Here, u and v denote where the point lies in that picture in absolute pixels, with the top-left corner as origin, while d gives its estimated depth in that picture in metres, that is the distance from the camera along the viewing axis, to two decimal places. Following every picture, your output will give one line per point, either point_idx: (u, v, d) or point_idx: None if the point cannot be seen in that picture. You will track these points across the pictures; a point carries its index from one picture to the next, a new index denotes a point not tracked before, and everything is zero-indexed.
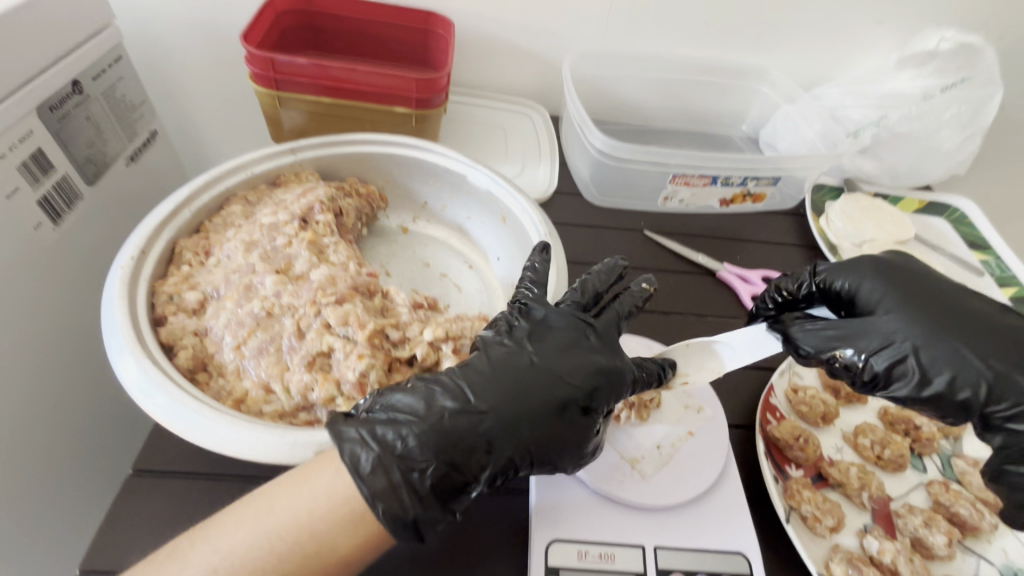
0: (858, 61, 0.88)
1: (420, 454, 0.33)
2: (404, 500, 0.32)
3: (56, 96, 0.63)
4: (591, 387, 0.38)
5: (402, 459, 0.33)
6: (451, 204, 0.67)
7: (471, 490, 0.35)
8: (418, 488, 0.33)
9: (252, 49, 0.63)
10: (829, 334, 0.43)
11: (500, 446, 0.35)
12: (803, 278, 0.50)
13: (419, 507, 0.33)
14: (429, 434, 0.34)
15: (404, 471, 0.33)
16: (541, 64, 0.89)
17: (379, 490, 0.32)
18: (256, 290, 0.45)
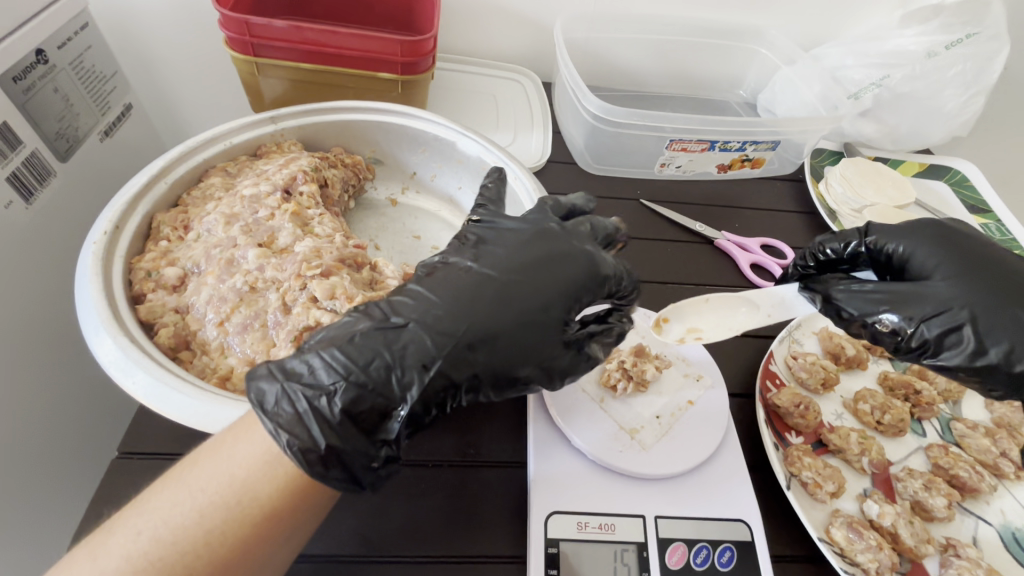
0: (860, 20, 0.85)
1: (327, 379, 0.31)
2: (312, 431, 0.30)
3: (20, 65, 0.59)
4: (536, 291, 0.36)
5: (309, 386, 0.31)
6: (440, 174, 0.64)
7: (396, 414, 0.32)
8: (327, 415, 0.31)
9: (225, 11, 0.59)
10: (877, 298, 0.41)
11: (421, 363, 0.33)
12: (851, 237, 0.47)
13: (338, 436, 0.31)
14: (339, 360, 0.32)
15: (310, 400, 0.31)
16: (531, 27, 0.85)
17: (287, 421, 0.30)
18: (238, 264, 0.43)
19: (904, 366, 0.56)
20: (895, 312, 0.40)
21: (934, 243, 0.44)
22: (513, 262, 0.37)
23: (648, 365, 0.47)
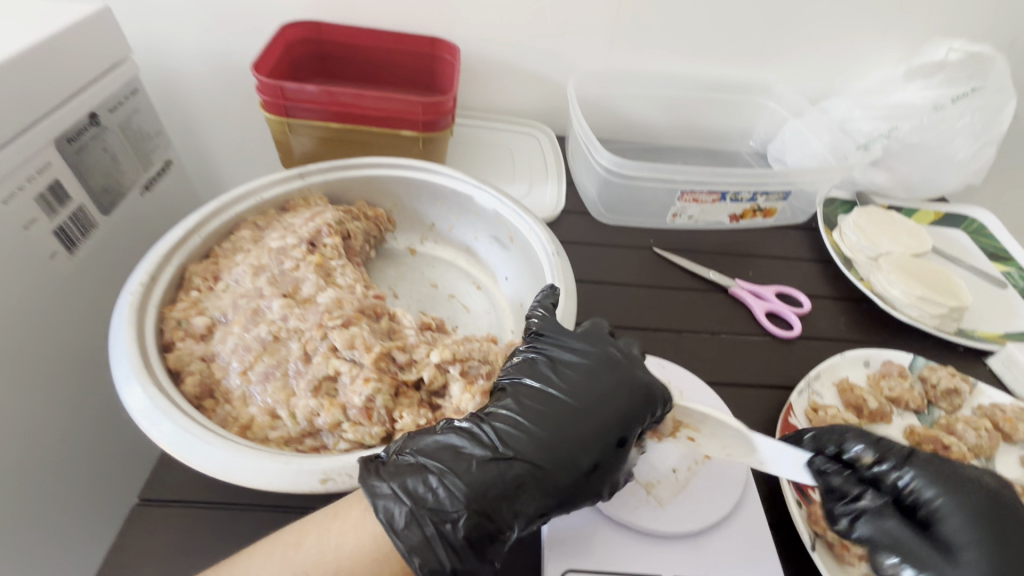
0: (864, 75, 0.88)
1: (451, 509, 0.32)
2: (439, 553, 0.31)
3: (75, 129, 0.65)
4: (612, 414, 0.37)
5: (437, 515, 0.32)
6: (458, 225, 0.67)
7: (506, 538, 0.34)
8: (452, 539, 0.32)
9: (262, 78, 0.64)
10: (889, 542, 0.37)
11: (530, 495, 0.34)
12: (887, 455, 0.41)
13: (465, 562, 0.32)
14: (461, 486, 0.33)
15: (439, 530, 0.32)
16: (546, 86, 0.90)
17: (416, 549, 0.31)
18: (263, 314, 0.45)
19: (930, 420, 0.55)
20: (911, 565, 0.36)
21: (955, 492, 0.38)
22: (595, 386, 0.38)
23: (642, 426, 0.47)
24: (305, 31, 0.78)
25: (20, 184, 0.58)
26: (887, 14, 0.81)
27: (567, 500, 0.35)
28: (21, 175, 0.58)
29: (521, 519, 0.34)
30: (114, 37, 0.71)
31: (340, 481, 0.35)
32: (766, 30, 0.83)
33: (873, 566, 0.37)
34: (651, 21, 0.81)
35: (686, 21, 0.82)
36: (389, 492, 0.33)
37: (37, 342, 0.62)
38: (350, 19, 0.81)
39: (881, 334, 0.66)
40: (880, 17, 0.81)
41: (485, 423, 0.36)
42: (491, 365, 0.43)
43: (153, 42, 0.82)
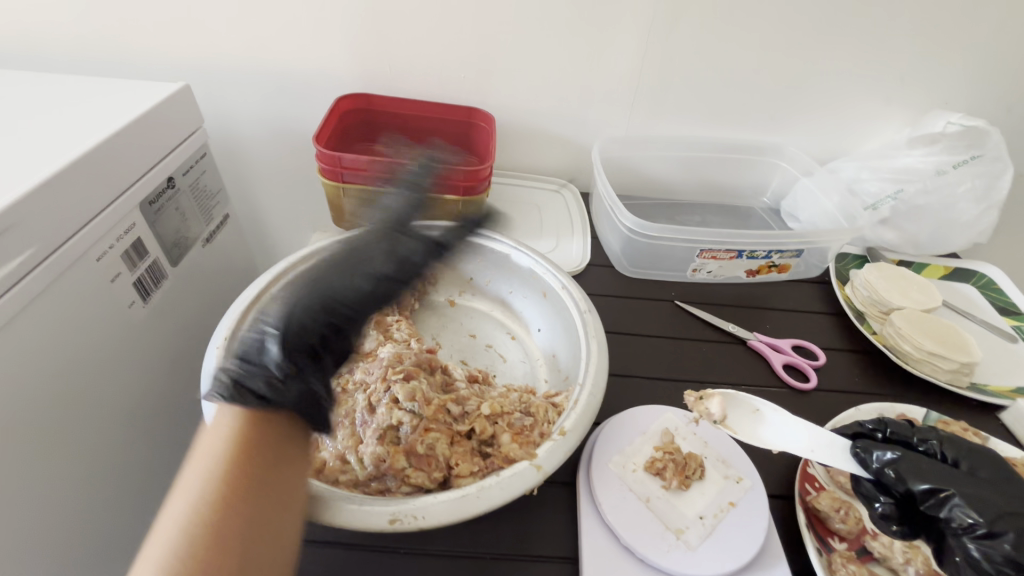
0: (869, 139, 0.95)
1: (278, 370, 0.43)
2: (238, 369, 0.42)
3: (155, 192, 0.73)
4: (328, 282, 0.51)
5: (266, 373, 0.42)
6: (494, 280, 0.73)
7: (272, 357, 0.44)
8: (243, 363, 0.43)
9: (323, 149, 0.73)
10: (930, 472, 0.42)
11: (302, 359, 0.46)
12: (920, 433, 0.48)
13: (276, 390, 0.42)
14: (244, 346, 0.46)
15: (269, 382, 0.42)
16: (572, 148, 0.97)
17: (226, 385, 0.41)
18: (331, 367, 0.51)
19: None
20: (953, 492, 0.40)
21: (964, 482, 0.41)
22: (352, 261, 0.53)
23: (670, 478, 0.50)
24: (356, 102, 0.87)
25: (111, 244, 0.66)
26: (888, 86, 0.88)
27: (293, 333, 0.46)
28: (112, 236, 0.66)
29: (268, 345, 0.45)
30: (192, 111, 0.81)
31: (405, 521, 0.39)
32: (775, 99, 0.90)
33: (916, 497, 0.42)
34: (669, 92, 0.89)
35: (701, 92, 0.89)
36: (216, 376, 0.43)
37: (112, 384, 0.68)
38: (396, 91, 0.90)
39: (895, 386, 0.69)
40: (882, 88, 0.88)
41: (270, 322, 0.48)
42: (532, 416, 0.49)
43: (222, 111, 0.92)
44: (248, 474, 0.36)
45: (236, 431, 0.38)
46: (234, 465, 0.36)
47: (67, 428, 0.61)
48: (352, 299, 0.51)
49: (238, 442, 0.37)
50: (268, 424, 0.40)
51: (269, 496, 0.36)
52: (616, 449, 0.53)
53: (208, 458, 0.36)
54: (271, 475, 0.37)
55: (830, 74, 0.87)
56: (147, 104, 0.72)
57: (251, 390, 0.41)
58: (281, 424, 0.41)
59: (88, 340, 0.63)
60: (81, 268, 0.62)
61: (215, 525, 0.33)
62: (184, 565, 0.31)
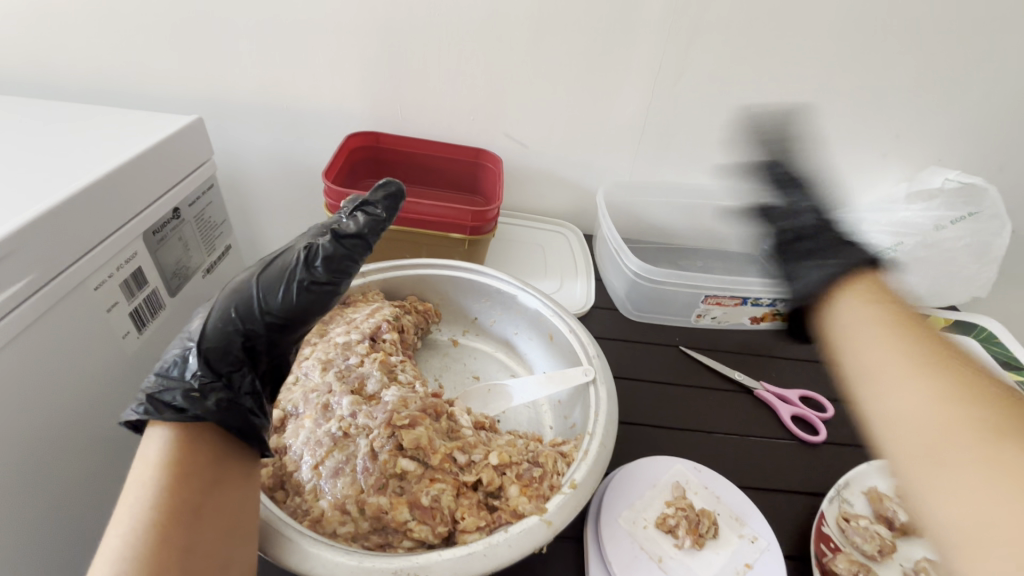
0: (867, 191, 0.97)
1: (196, 384, 0.40)
2: (160, 393, 0.40)
3: (159, 222, 0.73)
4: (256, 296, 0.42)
5: (184, 387, 0.40)
6: (499, 320, 0.72)
7: (191, 374, 0.41)
8: (165, 385, 0.40)
9: (332, 185, 0.73)
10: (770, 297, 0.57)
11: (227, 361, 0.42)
12: None
13: (194, 401, 0.40)
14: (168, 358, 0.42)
15: (186, 393, 0.40)
16: (577, 191, 0.99)
17: (144, 397, 0.39)
18: (333, 410, 0.49)
19: None
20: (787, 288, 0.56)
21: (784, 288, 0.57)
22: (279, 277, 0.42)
23: (684, 538, 0.48)
24: (366, 140, 0.89)
25: (110, 274, 0.64)
26: (884, 141, 0.91)
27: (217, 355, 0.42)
28: (112, 265, 0.64)
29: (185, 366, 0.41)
30: (203, 142, 0.81)
31: None
32: None
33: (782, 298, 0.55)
34: (673, 139, 0.91)
35: (705, 141, 0.92)
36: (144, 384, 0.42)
37: (99, 418, 0.66)
38: (406, 131, 0.91)
39: None
40: (878, 143, 0.91)
41: (196, 323, 0.44)
42: (541, 467, 0.46)
43: (233, 143, 0.92)
44: (186, 497, 0.36)
45: (172, 457, 0.38)
46: (177, 486, 0.36)
47: (47, 465, 0.59)
48: (290, 283, 0.42)
49: (175, 467, 0.37)
50: (198, 437, 0.40)
51: (206, 518, 0.36)
52: (626, 503, 0.51)
53: (146, 487, 0.36)
54: (207, 494, 0.38)
55: (828, 127, 0.90)
56: (159, 135, 0.73)
57: (169, 403, 0.39)
58: (210, 437, 0.40)
59: (76, 373, 0.61)
60: (78, 297, 0.60)
61: (153, 555, 0.33)
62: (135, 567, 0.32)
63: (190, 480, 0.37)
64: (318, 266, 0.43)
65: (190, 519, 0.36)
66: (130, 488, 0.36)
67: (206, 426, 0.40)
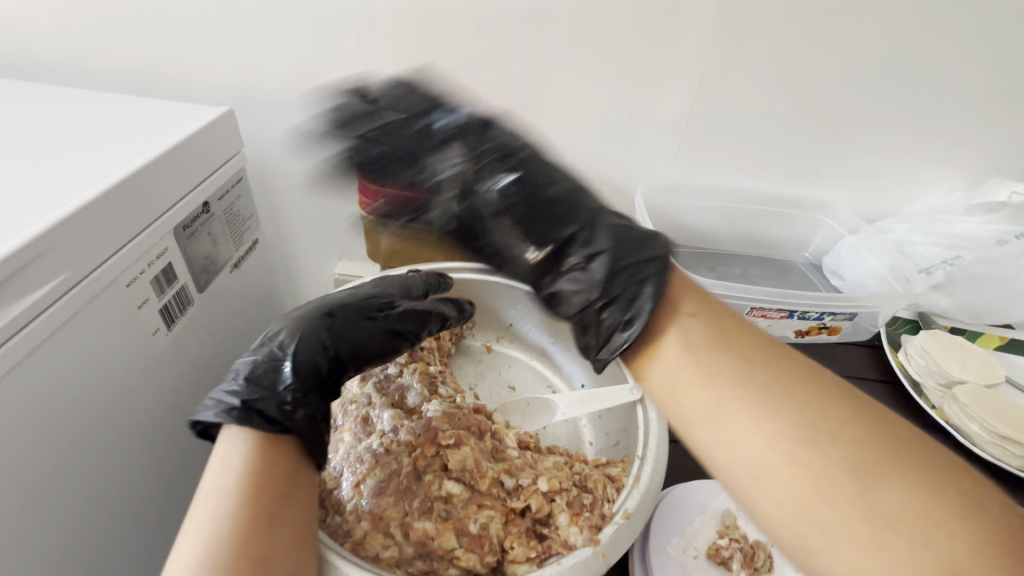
0: (917, 200, 0.93)
1: (288, 392, 0.40)
2: (254, 399, 0.39)
3: (190, 216, 0.71)
4: (352, 317, 0.46)
5: (278, 397, 0.39)
6: (535, 328, 0.69)
7: (285, 380, 0.40)
8: (255, 392, 0.39)
9: (367, 183, 0.71)
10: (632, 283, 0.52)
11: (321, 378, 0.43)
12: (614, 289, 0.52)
13: (285, 416, 0.39)
14: (248, 368, 0.40)
15: (279, 405, 0.39)
16: (612, 192, 0.95)
17: (238, 402, 0.38)
18: (373, 424, 0.47)
19: None
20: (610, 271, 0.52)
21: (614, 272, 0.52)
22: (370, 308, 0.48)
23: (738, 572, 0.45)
24: None
25: (142, 269, 0.63)
26: (941, 148, 0.86)
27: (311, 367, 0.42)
28: (144, 261, 0.63)
29: (277, 376, 0.40)
30: (233, 134, 0.79)
31: None
32: (823, 154, 0.88)
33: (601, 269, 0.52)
34: (716, 141, 0.88)
35: (749, 144, 0.88)
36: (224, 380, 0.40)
37: (132, 415, 0.65)
38: None
39: None
40: (934, 150, 0.86)
41: (275, 331, 0.43)
42: (591, 493, 0.44)
43: (262, 137, 0.91)
44: (262, 505, 0.35)
45: (251, 463, 0.36)
46: (255, 495, 0.35)
47: (83, 466, 0.58)
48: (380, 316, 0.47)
49: (254, 475, 0.36)
50: (277, 446, 0.38)
51: (280, 530, 0.35)
52: (675, 530, 0.48)
53: (225, 495, 0.35)
54: (281, 505, 0.36)
55: (882, 132, 0.85)
56: (191, 127, 0.71)
57: (262, 413, 0.38)
58: (291, 447, 0.39)
59: (107, 370, 0.60)
60: (110, 293, 0.58)
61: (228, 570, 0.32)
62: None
63: (267, 488, 0.36)
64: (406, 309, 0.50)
65: (266, 530, 0.34)
66: (211, 492, 0.35)
67: (289, 440, 0.39)
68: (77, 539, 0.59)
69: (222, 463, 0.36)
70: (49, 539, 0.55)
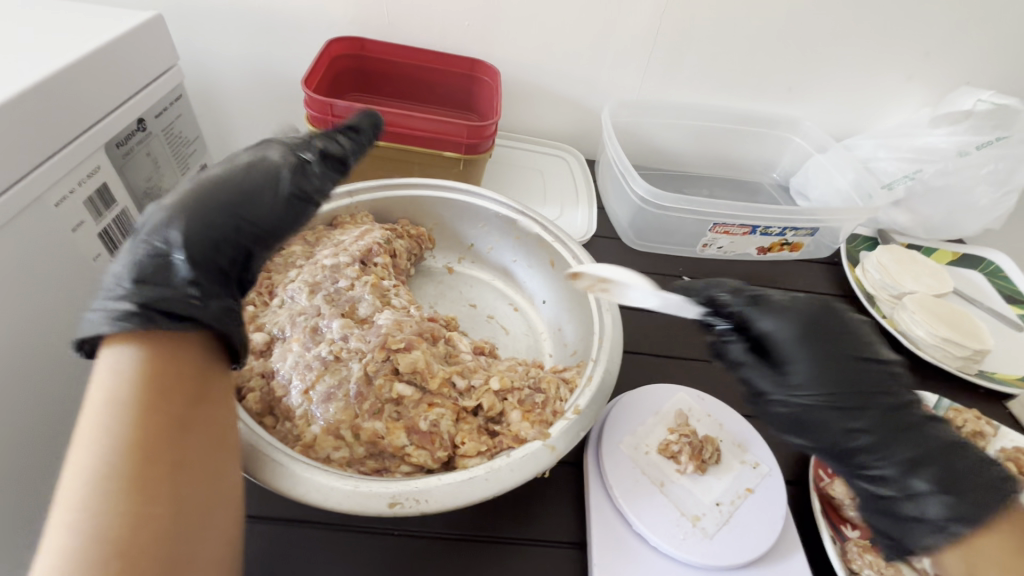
0: (886, 116, 0.91)
1: (191, 285, 0.36)
2: (148, 294, 0.34)
3: (124, 133, 0.66)
4: (242, 194, 0.41)
5: (180, 290, 0.35)
6: (497, 247, 0.68)
7: (182, 274, 0.36)
8: (143, 289, 0.35)
9: (313, 94, 0.66)
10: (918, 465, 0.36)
11: (205, 225, 0.38)
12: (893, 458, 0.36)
13: (198, 311, 0.35)
14: (128, 273, 0.35)
15: (187, 298, 0.35)
16: (578, 110, 0.92)
17: (134, 307, 0.33)
18: (322, 334, 0.46)
19: None
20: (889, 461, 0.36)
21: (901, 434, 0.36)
22: (244, 176, 0.42)
23: (687, 463, 0.47)
24: (349, 46, 0.80)
25: (72, 189, 0.59)
26: (913, 60, 0.84)
27: (202, 256, 0.38)
28: (73, 179, 0.58)
29: (172, 268, 0.37)
30: (166, 43, 0.72)
31: (408, 505, 0.35)
32: (795, 68, 0.86)
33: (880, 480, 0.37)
34: (687, 54, 0.84)
35: (721, 58, 0.84)
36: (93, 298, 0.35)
37: (82, 342, 0.62)
38: (394, 38, 0.82)
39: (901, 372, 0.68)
40: (906, 62, 0.84)
41: (149, 219, 0.38)
42: (543, 392, 0.45)
43: (200, 51, 0.83)
44: (169, 410, 0.32)
45: (146, 366, 0.32)
46: (158, 399, 0.31)
47: (34, 397, 0.56)
48: (276, 186, 0.43)
49: (154, 378, 0.32)
50: (178, 347, 0.34)
51: (195, 432, 0.33)
52: (628, 430, 0.49)
53: (117, 400, 0.30)
54: (192, 408, 0.33)
55: (857, 42, 0.82)
56: (113, 32, 0.64)
57: (167, 311, 0.34)
58: (197, 348, 0.35)
59: (46, 297, 0.57)
60: (34, 213, 0.54)
61: (139, 474, 0.29)
62: (117, 485, 0.29)
63: (175, 393, 0.32)
64: (299, 172, 0.46)
65: (177, 435, 0.31)
66: (97, 398, 0.31)
67: (193, 338, 0.35)
68: (41, 466, 0.58)
69: (106, 372, 0.32)
70: (10, 465, 0.54)
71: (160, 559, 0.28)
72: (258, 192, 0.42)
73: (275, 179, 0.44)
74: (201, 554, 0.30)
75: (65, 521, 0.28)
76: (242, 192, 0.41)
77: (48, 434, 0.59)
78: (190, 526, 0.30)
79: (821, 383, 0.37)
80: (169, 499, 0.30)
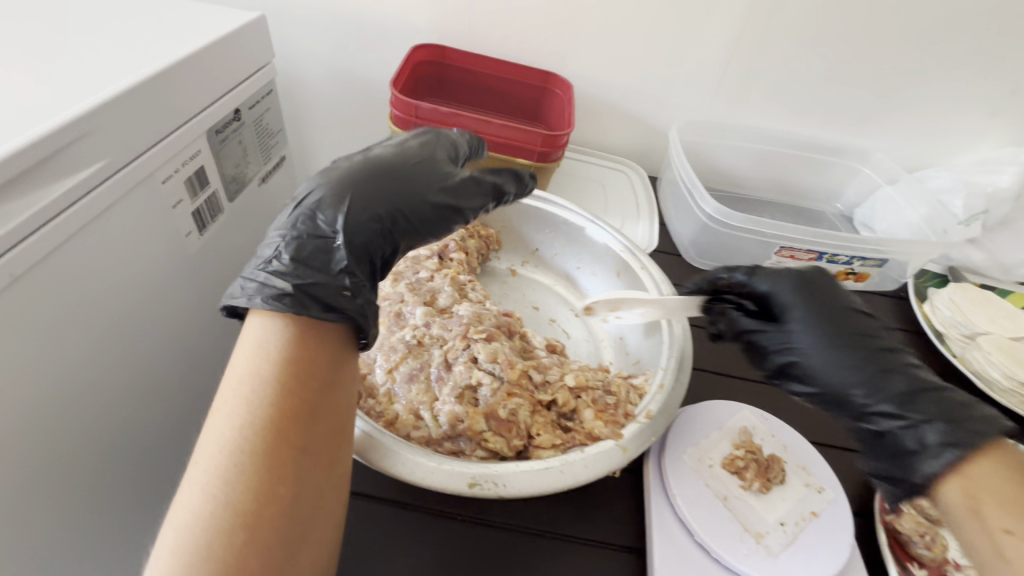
0: (963, 152, 0.89)
1: (346, 281, 0.38)
2: (308, 280, 0.37)
3: (222, 121, 0.70)
4: (410, 187, 0.43)
5: (337, 283, 0.38)
6: (562, 253, 0.69)
7: (339, 267, 0.38)
8: (303, 274, 0.37)
9: (398, 95, 0.69)
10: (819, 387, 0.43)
11: (367, 216, 0.40)
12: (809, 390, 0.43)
13: (344, 302, 0.38)
14: (291, 253, 0.37)
15: (339, 291, 0.38)
16: (644, 127, 0.93)
17: (290, 288, 0.36)
18: (405, 319, 0.49)
19: None
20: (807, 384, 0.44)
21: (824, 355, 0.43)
22: (405, 161, 0.44)
23: (754, 480, 0.47)
24: (429, 54, 0.84)
25: (177, 168, 0.62)
26: (998, 96, 0.82)
27: (359, 261, 0.40)
28: (179, 160, 0.62)
29: (333, 263, 0.39)
30: (264, 40, 0.77)
31: (486, 487, 0.37)
32: (870, 98, 0.85)
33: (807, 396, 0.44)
34: (759, 79, 0.84)
35: (794, 84, 0.84)
36: (247, 263, 0.38)
37: (173, 314, 0.66)
38: (472, 47, 0.86)
39: None
40: (990, 98, 0.82)
41: (311, 198, 0.40)
42: (614, 395, 0.46)
43: (289, 50, 0.89)
44: (301, 395, 0.34)
45: (286, 354, 0.35)
46: (290, 384, 0.34)
47: (128, 361, 0.59)
48: (436, 191, 0.44)
49: (286, 361, 0.34)
50: (315, 332, 0.37)
51: (317, 419, 0.35)
52: (692, 442, 0.50)
53: (256, 381, 0.34)
54: (319, 392, 0.36)
55: (938, 75, 0.81)
56: (224, 28, 0.69)
57: (320, 299, 0.36)
58: (333, 334, 0.38)
59: (146, 269, 0.60)
60: (145, 187, 0.58)
61: (267, 453, 0.32)
62: (247, 458, 0.32)
63: (307, 376, 0.35)
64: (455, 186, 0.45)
65: (304, 417, 0.34)
66: (243, 373, 0.34)
67: (331, 326, 0.38)
68: (140, 426, 0.62)
69: (253, 345, 0.35)
70: (111, 421, 0.57)
71: (275, 528, 0.31)
72: (420, 189, 0.43)
73: (441, 180, 0.44)
74: (307, 530, 0.33)
75: (203, 477, 0.31)
76: (405, 185, 0.42)
77: (148, 397, 0.63)
78: (301, 507, 0.33)
79: (824, 351, 0.43)
80: (291, 477, 0.33)
